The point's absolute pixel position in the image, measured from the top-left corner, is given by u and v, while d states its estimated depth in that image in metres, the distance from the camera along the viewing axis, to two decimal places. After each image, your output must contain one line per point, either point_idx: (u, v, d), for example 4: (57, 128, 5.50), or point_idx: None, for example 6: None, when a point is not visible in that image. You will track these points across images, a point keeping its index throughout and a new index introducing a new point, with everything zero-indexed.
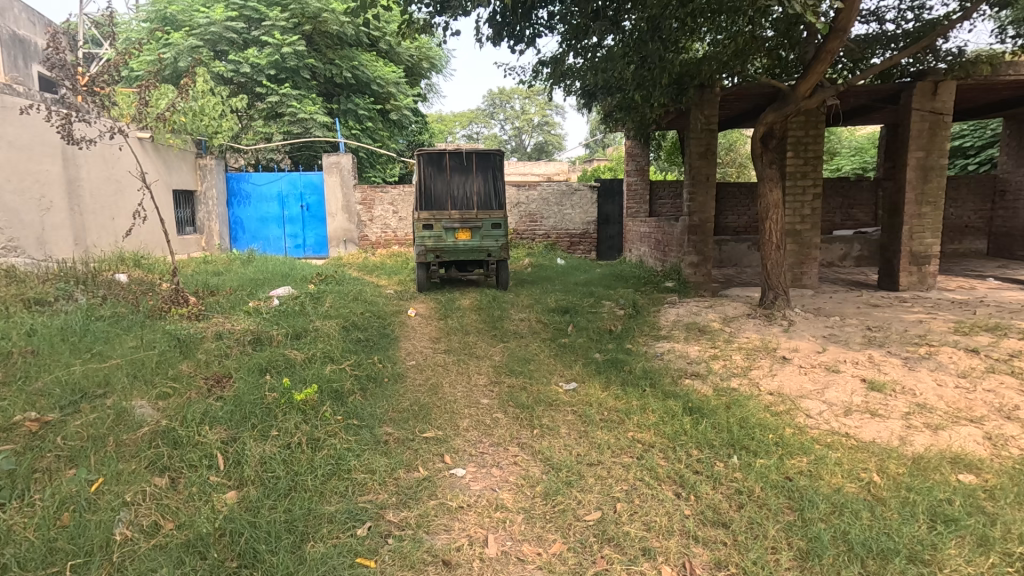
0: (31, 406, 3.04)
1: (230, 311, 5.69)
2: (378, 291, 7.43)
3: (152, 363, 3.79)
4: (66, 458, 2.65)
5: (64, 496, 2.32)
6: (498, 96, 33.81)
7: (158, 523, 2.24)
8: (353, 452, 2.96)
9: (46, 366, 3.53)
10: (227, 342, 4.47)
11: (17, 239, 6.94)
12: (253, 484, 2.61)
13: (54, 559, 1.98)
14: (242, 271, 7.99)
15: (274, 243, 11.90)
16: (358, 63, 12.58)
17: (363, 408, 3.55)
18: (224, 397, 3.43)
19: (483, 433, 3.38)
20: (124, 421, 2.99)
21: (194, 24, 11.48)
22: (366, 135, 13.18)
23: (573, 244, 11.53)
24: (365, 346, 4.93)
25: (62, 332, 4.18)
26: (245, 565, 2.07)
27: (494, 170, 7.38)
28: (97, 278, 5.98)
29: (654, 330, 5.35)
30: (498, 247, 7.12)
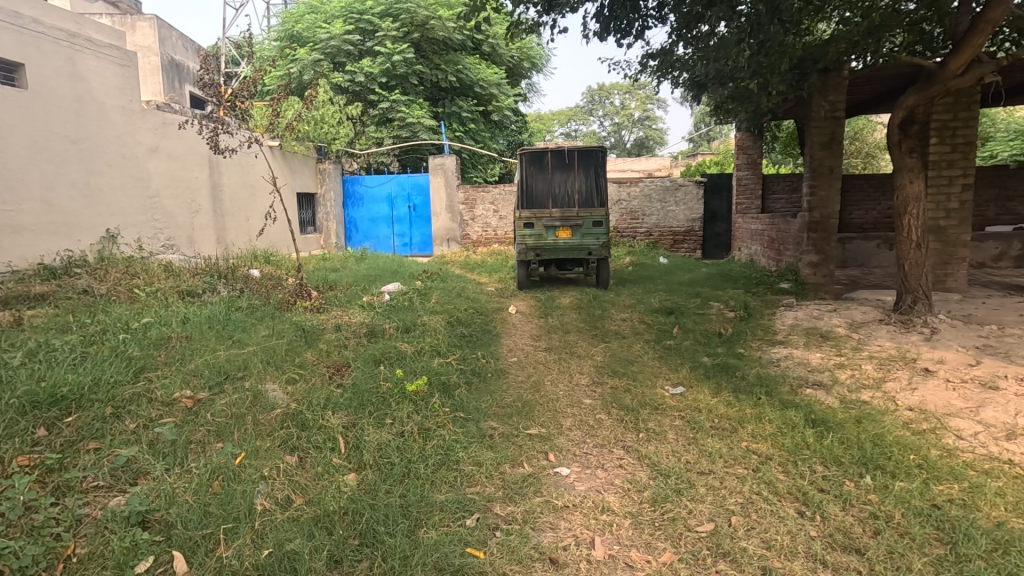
0: (187, 384, 3.47)
1: (346, 304, 6.11)
2: (479, 288, 7.62)
3: (281, 351, 4.17)
4: (215, 433, 2.97)
5: (215, 466, 2.61)
6: (597, 92, 33.32)
7: (290, 498, 2.46)
8: (461, 443, 3.06)
9: (197, 350, 4.01)
10: (346, 333, 4.82)
11: (173, 239, 8.01)
12: (371, 468, 2.78)
13: (208, 522, 2.22)
14: (356, 268, 8.57)
15: (384, 241, 12.64)
16: (462, 67, 13.08)
17: (469, 401, 3.65)
18: (343, 384, 3.71)
19: (587, 434, 3.35)
20: (259, 403, 3.33)
21: (316, 40, 12.45)
22: (469, 136, 13.62)
23: (676, 242, 11.10)
24: (468, 340, 5.08)
25: (209, 320, 4.72)
26: (366, 543, 2.20)
27: (597, 167, 7.29)
28: (235, 273, 6.69)
29: (769, 334, 5.00)
30: (599, 246, 7.01)
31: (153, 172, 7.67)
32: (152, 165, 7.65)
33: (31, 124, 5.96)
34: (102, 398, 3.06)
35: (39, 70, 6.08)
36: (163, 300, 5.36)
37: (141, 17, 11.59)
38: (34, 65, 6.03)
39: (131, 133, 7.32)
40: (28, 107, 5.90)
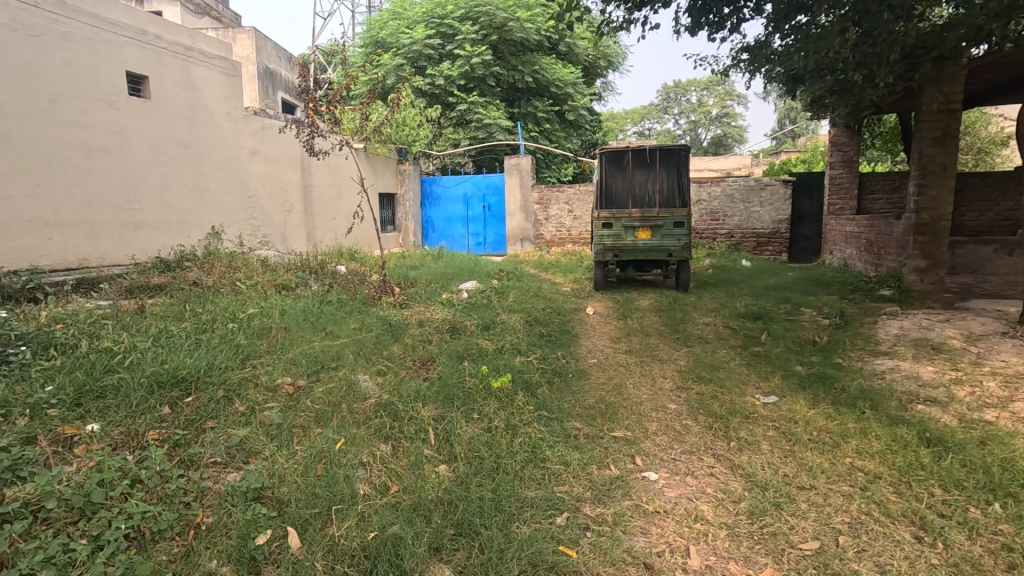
0: (287, 371, 3.70)
1: (428, 301, 6.29)
2: (555, 288, 7.60)
3: (370, 344, 4.36)
4: (315, 418, 3.15)
5: (319, 451, 2.76)
6: (673, 89, 32.39)
7: (388, 484, 2.57)
8: (547, 442, 3.07)
9: (295, 340, 4.27)
10: (429, 329, 4.96)
11: (269, 236, 8.59)
12: (462, 460, 2.85)
13: (316, 502, 2.36)
14: (435, 266, 8.79)
15: (459, 240, 12.92)
16: (539, 67, 13.14)
17: (552, 400, 3.65)
18: (430, 378, 3.82)
19: (674, 440, 3.26)
20: (353, 392, 3.49)
21: (400, 45, 12.93)
22: (544, 136, 13.65)
23: (759, 244, 10.59)
24: (548, 340, 5.07)
25: (304, 312, 5.02)
26: (462, 534, 2.27)
27: (679, 166, 7.09)
28: (324, 269, 7.06)
29: (871, 345, 4.65)
30: (680, 247, 6.81)
31: (253, 174, 8.25)
32: (252, 167, 8.23)
33: (152, 131, 6.59)
34: (216, 381, 3.32)
35: (160, 82, 6.71)
36: (262, 293, 5.75)
37: (242, 31, 12.50)
38: (156, 77, 6.66)
39: (235, 137, 7.91)
40: (149, 114, 6.54)
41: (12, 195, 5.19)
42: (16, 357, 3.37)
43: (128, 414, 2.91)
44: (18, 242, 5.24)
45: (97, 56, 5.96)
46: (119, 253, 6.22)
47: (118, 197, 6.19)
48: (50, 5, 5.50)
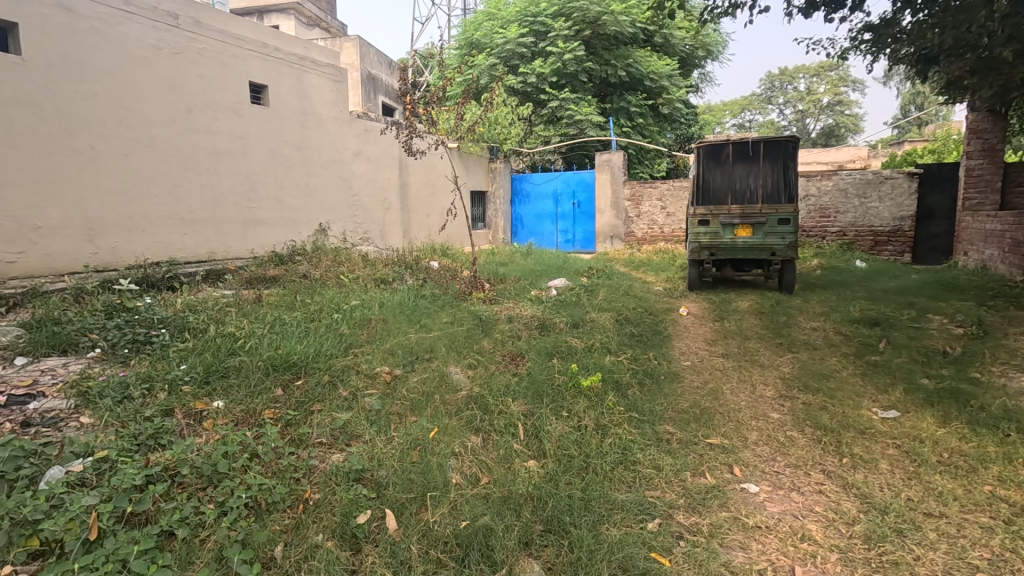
0: (385, 360, 3.89)
1: (517, 297, 6.33)
2: (646, 287, 7.38)
3: (462, 338, 4.47)
4: (410, 407, 3.28)
5: (414, 438, 2.87)
6: (778, 77, 30.27)
7: (478, 475, 2.63)
8: (638, 445, 2.99)
9: (392, 331, 4.47)
10: (518, 325, 4.99)
11: (369, 232, 9.08)
12: (551, 457, 2.85)
13: (412, 488, 2.45)
14: (524, 263, 8.85)
15: (548, 237, 12.91)
16: (632, 60, 12.80)
17: (643, 402, 3.54)
18: (519, 374, 3.86)
19: (777, 451, 3.05)
20: (446, 384, 3.60)
21: (493, 46, 13.10)
22: (636, 132, 13.31)
23: (877, 244, 9.65)
24: (639, 340, 4.91)
25: (401, 305, 5.24)
26: (551, 530, 2.27)
27: (785, 159, 6.61)
28: (419, 264, 7.33)
29: (1017, 359, 4.08)
30: (784, 245, 6.37)
31: (356, 174, 8.76)
32: (356, 168, 8.74)
33: (269, 136, 7.20)
34: (322, 367, 3.57)
35: (277, 90, 7.30)
36: (362, 285, 6.08)
37: (348, 39, 13.23)
38: (274, 86, 7.26)
39: (340, 140, 8.44)
40: (267, 121, 7.14)
41: (155, 196, 5.90)
42: (158, 338, 3.84)
43: (248, 393, 3.20)
44: (159, 236, 5.95)
45: (225, 69, 6.60)
46: (240, 248, 6.88)
47: (240, 196, 6.84)
48: (188, 25, 6.16)
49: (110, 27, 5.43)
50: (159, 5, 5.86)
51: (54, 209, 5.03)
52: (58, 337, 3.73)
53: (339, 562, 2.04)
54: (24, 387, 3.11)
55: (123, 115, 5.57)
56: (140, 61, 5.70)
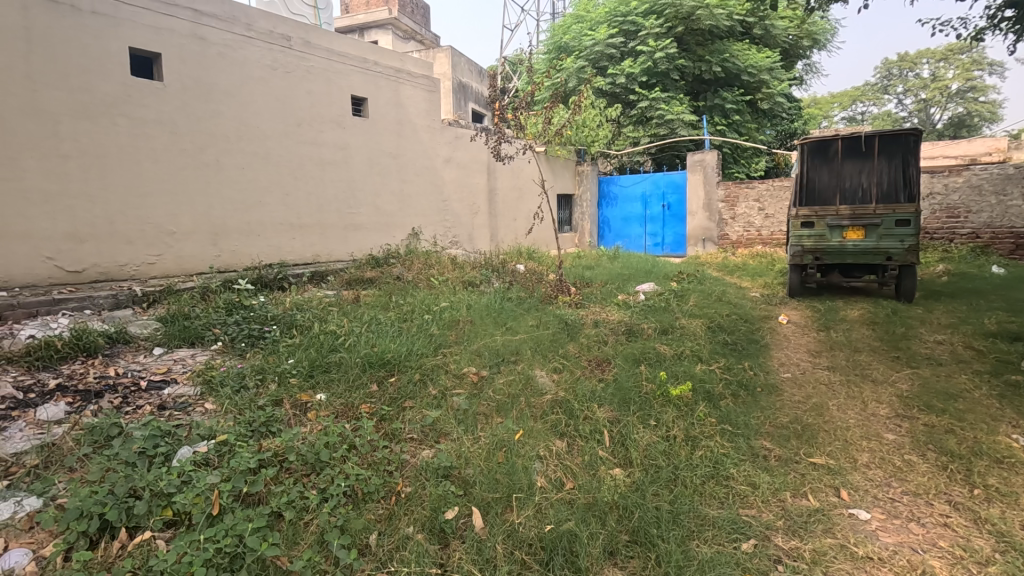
0: (473, 361, 3.99)
1: (603, 302, 6.24)
2: (742, 293, 7.00)
3: (548, 342, 4.48)
4: (496, 408, 3.34)
5: (500, 439, 2.91)
6: (897, 64, 27.70)
7: (563, 480, 2.62)
8: (731, 459, 2.85)
9: (479, 333, 4.58)
10: (604, 330, 4.91)
11: (458, 236, 9.36)
12: (638, 466, 2.79)
13: (498, 488, 2.49)
14: (611, 267, 8.70)
15: (636, 240, 12.62)
16: (729, 55, 12.18)
17: (737, 414, 3.35)
18: (605, 379, 3.81)
19: (892, 476, 2.78)
20: (531, 387, 3.63)
21: (582, 48, 13.03)
22: (732, 129, 12.66)
23: (1018, 247, 8.49)
24: (733, 348, 4.66)
25: (488, 308, 5.36)
26: (637, 542, 2.22)
27: (905, 155, 6.01)
28: (505, 268, 7.44)
29: None
30: (902, 249, 5.78)
31: (447, 180, 9.06)
32: (447, 173, 9.04)
33: (368, 146, 7.65)
34: (414, 366, 3.72)
35: (376, 102, 7.74)
36: (451, 287, 6.27)
37: (441, 50, 13.70)
38: (373, 98, 7.70)
39: (433, 147, 8.77)
40: (366, 132, 7.59)
41: (268, 203, 6.47)
42: (270, 334, 4.20)
43: (347, 387, 3.41)
44: (271, 241, 6.52)
45: (331, 84, 7.10)
46: (341, 250, 7.37)
47: (342, 203, 7.34)
48: (299, 45, 6.69)
49: (234, 52, 6.03)
50: (275, 29, 6.41)
51: (186, 217, 5.71)
52: (188, 331, 4.20)
53: (429, 555, 2.11)
54: (161, 374, 3.53)
55: (243, 131, 6.18)
56: (258, 81, 6.28)
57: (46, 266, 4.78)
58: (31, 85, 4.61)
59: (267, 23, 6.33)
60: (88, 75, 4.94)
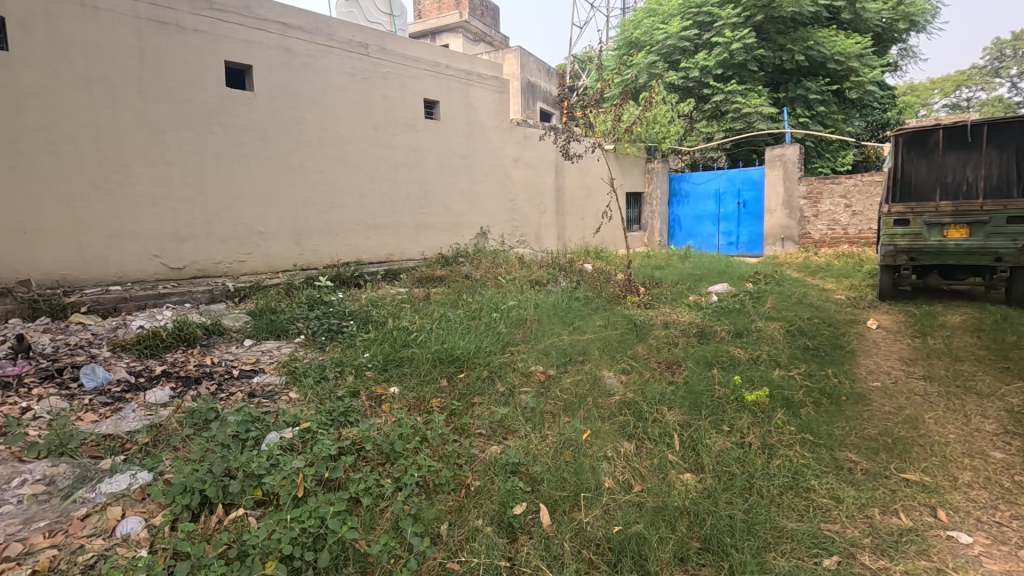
0: (540, 360, 4.02)
1: (673, 303, 6.08)
2: (825, 295, 6.60)
3: (616, 342, 4.43)
4: (564, 407, 3.34)
5: (567, 438, 2.92)
6: (1010, 43, 25.02)
7: (631, 482, 2.59)
8: (812, 470, 2.70)
9: (546, 332, 4.59)
10: (675, 331, 4.79)
11: (525, 235, 9.43)
12: (710, 473, 2.71)
13: (565, 486, 2.50)
14: (682, 267, 8.45)
15: (709, 239, 12.19)
16: (813, 42, 11.43)
17: (819, 423, 3.17)
18: (675, 382, 3.71)
19: (999, 499, 2.53)
20: (599, 387, 3.61)
21: (653, 43, 12.72)
22: (816, 121, 11.92)
23: None
24: (815, 353, 4.40)
25: (555, 307, 5.36)
26: (709, 550, 2.16)
27: (1019, 146, 5.43)
28: (573, 267, 7.41)
29: None
30: (1014, 248, 5.26)
31: (515, 179, 9.14)
32: (515, 173, 9.12)
33: (440, 147, 7.86)
34: (482, 362, 3.79)
35: (447, 104, 7.93)
36: (518, 286, 6.31)
37: (509, 51, 13.81)
38: (445, 101, 7.89)
39: (501, 147, 8.87)
40: (438, 134, 7.81)
41: (346, 204, 6.81)
42: (347, 328, 4.42)
43: (419, 381, 3.54)
44: (348, 240, 6.86)
45: (405, 88, 7.35)
46: (413, 249, 7.63)
47: (414, 204, 7.59)
48: (376, 53, 6.98)
49: (316, 61, 6.38)
50: (353, 37, 6.72)
51: (272, 218, 6.11)
52: (274, 324, 4.50)
53: (498, 548, 2.15)
54: (251, 364, 3.81)
55: (325, 136, 6.53)
56: (339, 88, 6.61)
57: (153, 263, 5.28)
58: (142, 99, 5.10)
59: (347, 32, 6.64)
60: (189, 88, 5.40)
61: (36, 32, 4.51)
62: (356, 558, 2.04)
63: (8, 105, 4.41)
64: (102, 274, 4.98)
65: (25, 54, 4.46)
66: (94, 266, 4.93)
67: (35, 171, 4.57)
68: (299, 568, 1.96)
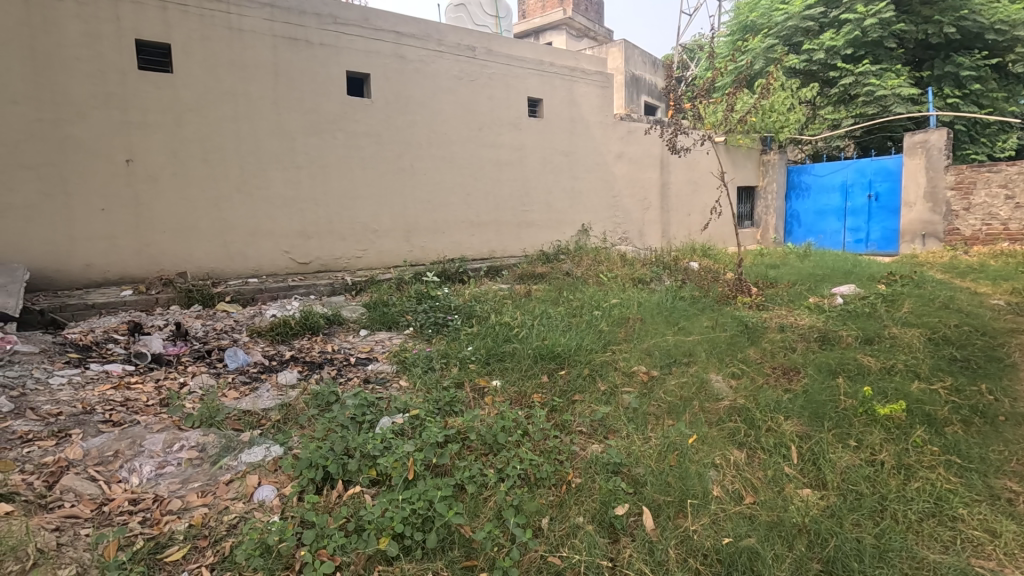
0: (643, 360, 3.90)
1: (790, 304, 5.63)
2: (977, 300, 5.76)
3: (725, 344, 4.19)
4: (667, 409, 3.23)
5: (671, 441, 2.82)
6: None
7: (742, 493, 2.45)
8: (960, 497, 2.38)
9: (649, 331, 4.46)
10: (792, 335, 4.42)
11: (628, 232, 9.21)
12: (833, 490, 2.49)
13: (670, 491, 2.42)
14: (801, 266, 7.80)
15: (832, 236, 11.16)
16: (967, 12, 10.09)
17: (970, 445, 2.78)
18: (793, 390, 3.43)
19: None
20: (705, 391, 3.44)
21: (771, 25, 11.83)
22: (969, 101, 10.50)
23: None
24: (964, 365, 3.85)
25: (659, 306, 5.19)
26: (832, 573, 1.99)
27: None
28: (678, 265, 7.11)
29: None
30: None
31: (619, 176, 8.97)
32: (618, 169, 8.93)
33: (542, 145, 7.92)
34: (583, 360, 3.77)
35: (551, 102, 7.96)
36: (620, 284, 6.18)
37: (614, 44, 13.54)
38: (548, 99, 7.92)
39: (605, 143, 8.72)
40: (541, 131, 7.87)
41: (452, 203, 7.08)
42: (452, 322, 4.59)
43: (520, 376, 3.59)
44: (453, 236, 7.13)
45: (510, 88, 7.48)
46: (514, 246, 7.77)
47: (516, 202, 7.72)
48: (483, 55, 7.17)
49: (427, 66, 6.68)
50: (461, 41, 6.95)
51: (385, 216, 6.51)
52: (386, 316, 4.78)
53: (600, 547, 2.13)
54: (366, 353, 4.10)
55: (433, 138, 6.83)
56: (447, 91, 6.88)
57: (284, 258, 5.84)
58: (276, 110, 5.66)
59: (455, 36, 6.88)
60: (316, 97, 5.89)
61: (193, 55, 5.16)
62: (461, 542, 2.12)
63: (171, 119, 5.10)
64: (242, 268, 5.59)
65: (184, 74, 5.13)
66: (236, 261, 5.55)
67: (191, 178, 5.24)
68: (410, 547, 2.08)
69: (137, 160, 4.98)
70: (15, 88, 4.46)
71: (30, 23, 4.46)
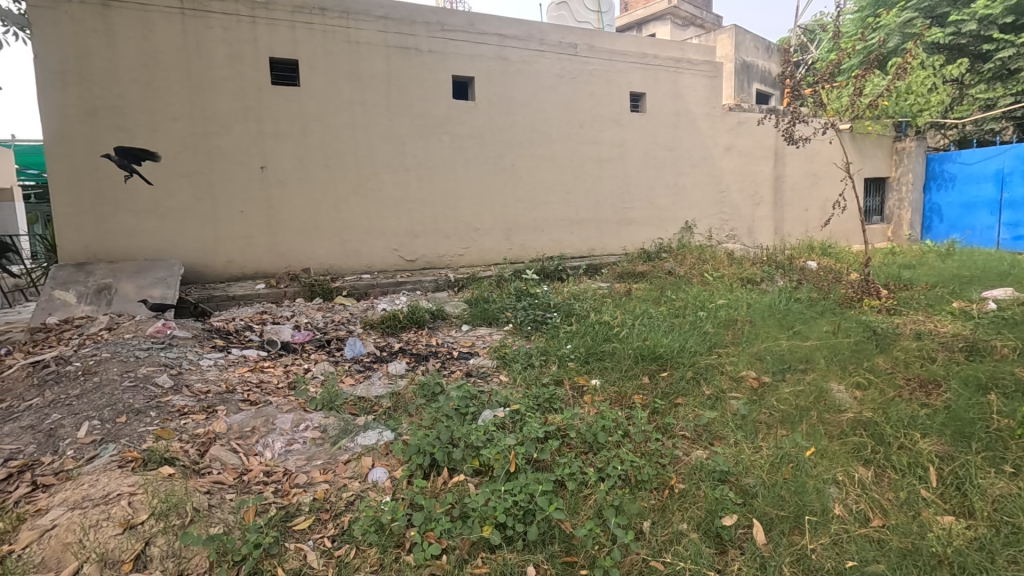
0: (753, 365, 3.67)
1: (929, 309, 5.01)
2: None
3: (849, 352, 3.83)
4: (780, 418, 3.02)
5: (786, 452, 2.63)
6: None
7: (868, 514, 2.24)
8: None
9: (760, 335, 4.18)
10: (931, 344, 3.94)
11: (736, 229, 8.71)
12: (982, 520, 2.20)
13: (784, 505, 2.27)
14: (942, 266, 6.93)
15: (983, 232, 9.80)
16: None
17: None
18: (931, 405, 3.06)
19: None
20: (825, 401, 3.17)
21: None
22: None
23: None
24: None
25: (771, 308, 4.85)
26: None
27: None
28: (793, 265, 6.61)
29: None
30: None
31: (727, 170, 8.49)
32: (727, 162, 8.46)
33: (645, 140, 7.71)
34: (687, 363, 3.62)
35: (654, 96, 7.72)
36: (727, 284, 5.85)
37: (723, 31, 12.79)
38: (651, 92, 7.69)
39: (712, 136, 8.30)
40: (643, 126, 7.66)
41: (552, 201, 7.11)
42: (551, 320, 4.61)
43: (620, 376, 3.54)
44: (552, 234, 7.16)
45: (612, 83, 7.36)
46: (614, 243, 7.64)
47: (617, 199, 7.59)
48: (584, 51, 7.12)
49: (529, 66, 6.75)
50: (563, 39, 6.94)
51: (487, 215, 6.69)
52: (487, 312, 4.92)
53: (706, 557, 2.05)
54: (467, 347, 4.25)
55: (534, 137, 6.90)
56: (548, 89, 6.91)
57: (394, 256, 6.21)
58: (388, 116, 6.02)
59: (557, 35, 6.89)
60: (424, 103, 6.18)
61: (317, 69, 5.63)
62: (562, 538, 2.13)
63: (298, 129, 5.61)
64: (357, 265, 6.02)
65: (309, 87, 5.62)
66: (351, 258, 5.99)
67: (314, 182, 5.73)
68: (511, 537, 2.13)
69: (270, 166, 5.53)
70: (175, 107, 5.14)
71: (187, 49, 5.11)
